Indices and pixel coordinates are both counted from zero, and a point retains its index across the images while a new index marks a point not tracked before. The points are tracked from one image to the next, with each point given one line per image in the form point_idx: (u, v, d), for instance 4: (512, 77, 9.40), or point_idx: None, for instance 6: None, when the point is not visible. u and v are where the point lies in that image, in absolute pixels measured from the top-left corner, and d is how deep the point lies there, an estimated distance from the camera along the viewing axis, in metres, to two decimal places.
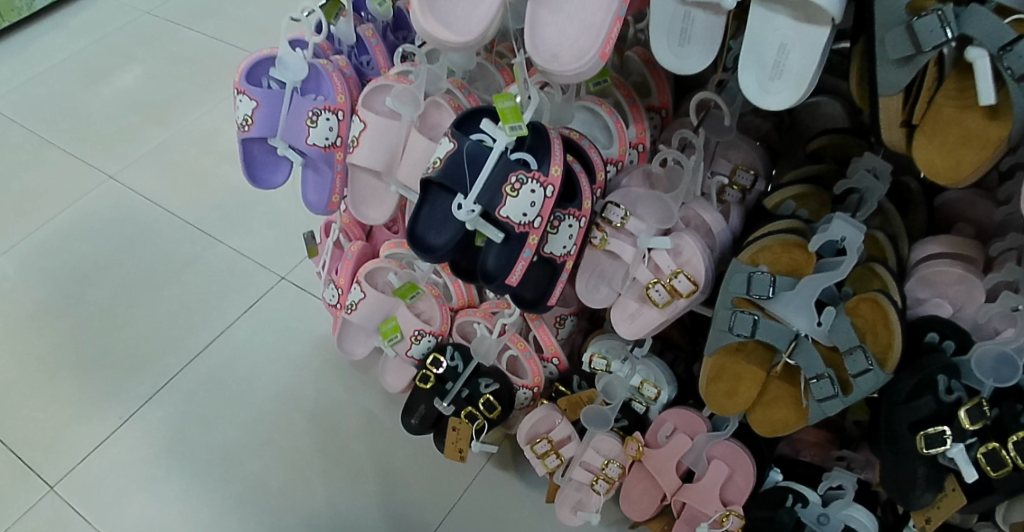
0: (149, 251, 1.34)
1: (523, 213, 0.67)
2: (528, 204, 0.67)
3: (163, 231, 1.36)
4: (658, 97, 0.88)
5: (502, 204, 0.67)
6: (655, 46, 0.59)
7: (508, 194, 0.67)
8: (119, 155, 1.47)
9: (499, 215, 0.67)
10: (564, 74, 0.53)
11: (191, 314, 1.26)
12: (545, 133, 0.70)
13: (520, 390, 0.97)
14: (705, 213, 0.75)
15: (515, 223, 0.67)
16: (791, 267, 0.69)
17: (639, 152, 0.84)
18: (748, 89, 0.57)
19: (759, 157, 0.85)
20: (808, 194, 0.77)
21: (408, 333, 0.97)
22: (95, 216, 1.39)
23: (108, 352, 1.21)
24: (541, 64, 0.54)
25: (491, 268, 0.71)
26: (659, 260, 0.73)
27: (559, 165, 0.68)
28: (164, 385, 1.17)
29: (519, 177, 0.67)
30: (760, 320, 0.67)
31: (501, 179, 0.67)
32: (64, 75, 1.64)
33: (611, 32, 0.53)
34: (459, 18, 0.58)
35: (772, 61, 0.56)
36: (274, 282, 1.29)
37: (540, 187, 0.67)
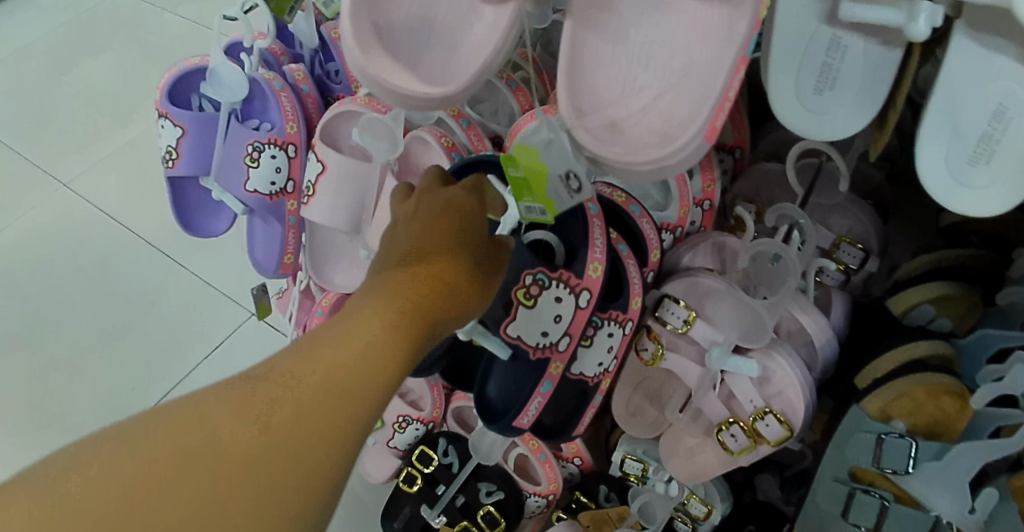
0: (103, 277, 1.13)
1: (542, 332, 0.46)
2: (551, 318, 0.46)
3: (120, 252, 1.14)
4: (731, 133, 0.62)
5: (509, 318, 0.45)
6: (779, 93, 0.36)
7: (521, 303, 0.45)
8: (74, 155, 1.25)
9: (505, 334, 0.46)
10: (637, 164, 0.33)
11: (148, 359, 1.04)
12: (579, 208, 0.47)
13: (531, 497, 0.76)
14: (805, 318, 0.52)
15: (531, 347, 0.46)
16: (933, 421, 0.45)
17: (704, 210, 0.59)
18: (931, 182, 0.34)
19: (875, 223, 0.60)
20: (950, 297, 0.51)
21: (391, 420, 0.79)
22: (46, 232, 1.18)
23: (46, 405, 1.02)
24: (592, 144, 0.34)
25: (495, 398, 0.50)
26: (735, 388, 0.51)
27: (600, 261, 0.46)
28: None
29: (536, 277, 0.45)
30: (889, 504, 0.44)
31: (510, 281, 0.45)
32: (19, 60, 1.42)
33: (729, 87, 0.33)
34: (436, 56, 0.37)
35: (981, 135, 0.33)
36: (241, 320, 1.07)
37: (569, 293, 0.46)
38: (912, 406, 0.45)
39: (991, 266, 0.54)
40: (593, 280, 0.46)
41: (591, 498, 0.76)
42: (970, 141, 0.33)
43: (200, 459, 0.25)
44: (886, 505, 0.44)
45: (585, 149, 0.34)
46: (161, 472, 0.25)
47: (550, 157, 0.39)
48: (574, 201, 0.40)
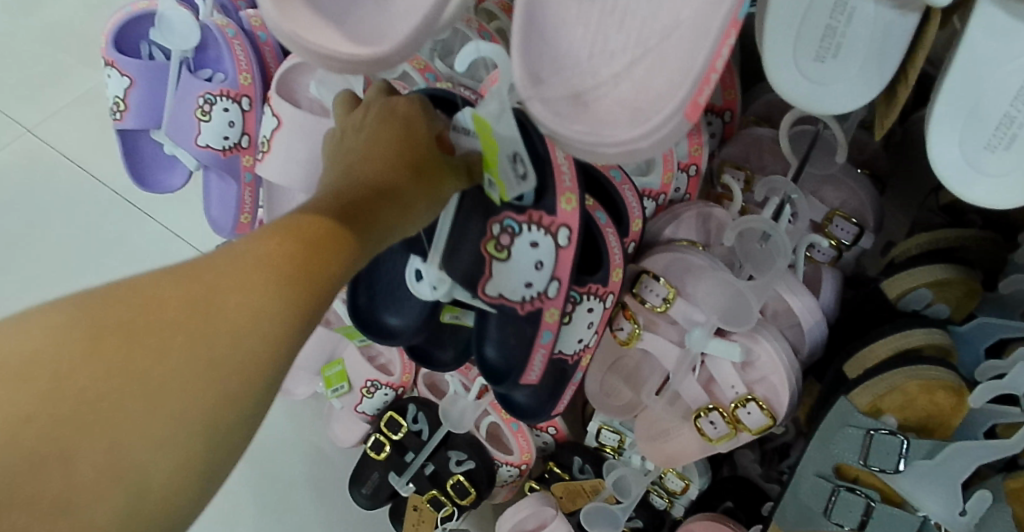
0: (55, 225, 1.02)
1: (524, 283, 0.42)
2: (532, 266, 0.42)
3: (74, 200, 1.03)
4: (721, 94, 0.58)
5: (485, 279, 0.43)
6: (776, 57, 0.31)
7: (492, 255, 0.42)
8: (22, 94, 1.09)
9: (485, 295, 0.43)
10: (596, 149, 0.29)
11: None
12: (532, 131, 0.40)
13: (503, 467, 0.74)
14: (793, 298, 0.48)
15: (516, 302, 0.43)
16: (926, 416, 0.43)
17: (690, 176, 0.55)
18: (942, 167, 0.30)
19: (869, 198, 0.56)
20: (953, 281, 0.47)
21: (358, 384, 0.75)
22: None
23: None
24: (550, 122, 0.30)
25: (495, 360, 0.47)
26: (717, 372, 0.48)
27: (571, 192, 0.41)
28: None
29: (505, 226, 0.41)
30: (875, 505, 0.42)
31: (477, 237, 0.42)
32: None
33: (715, 59, 0.28)
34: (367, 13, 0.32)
35: (1002, 116, 0.29)
36: None
37: (545, 234, 0.41)
38: (906, 400, 0.42)
39: (991, 245, 0.51)
40: (569, 212, 0.41)
41: (564, 469, 0.74)
42: (990, 120, 0.29)
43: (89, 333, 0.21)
44: (871, 505, 0.42)
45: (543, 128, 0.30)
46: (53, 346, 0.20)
47: (502, 134, 0.37)
48: (519, 184, 0.39)
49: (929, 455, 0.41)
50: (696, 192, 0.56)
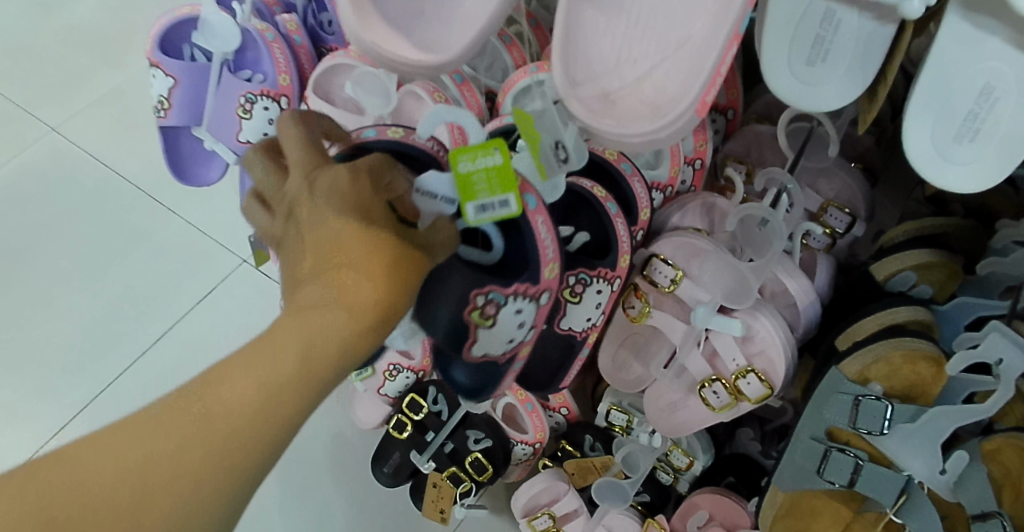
0: (83, 220, 1.07)
1: (508, 339, 0.43)
2: (515, 327, 0.43)
3: (101, 195, 1.08)
4: (724, 93, 0.63)
5: (468, 343, 0.43)
6: (771, 63, 0.36)
7: (477, 324, 0.41)
8: (47, 93, 1.14)
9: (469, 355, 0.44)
10: (619, 139, 0.34)
11: (141, 304, 1.02)
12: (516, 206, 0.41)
13: (518, 445, 0.79)
14: (789, 280, 0.53)
15: (499, 355, 0.44)
16: (910, 384, 0.47)
17: (695, 169, 0.60)
18: (914, 152, 0.34)
19: (860, 191, 0.61)
20: (933, 264, 0.53)
21: (381, 368, 0.78)
22: (19, 173, 1.09)
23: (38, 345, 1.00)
24: (583, 116, 0.34)
25: (463, 381, 0.47)
26: (720, 347, 0.53)
27: (553, 260, 0.42)
28: (102, 392, 0.97)
29: (488, 296, 0.41)
30: (864, 464, 0.47)
31: (454, 299, 0.41)
32: None
33: (722, 63, 0.33)
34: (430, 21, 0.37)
35: (967, 110, 0.34)
36: (232, 267, 1.03)
37: (528, 301, 0.42)
38: (891, 369, 0.47)
39: (972, 233, 0.55)
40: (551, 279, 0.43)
41: (576, 447, 0.79)
42: (958, 115, 0.34)
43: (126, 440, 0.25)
44: (860, 464, 0.47)
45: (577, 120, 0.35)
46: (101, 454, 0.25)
47: (544, 126, 0.43)
48: (558, 170, 0.44)
49: (911, 419, 0.46)
50: (701, 184, 0.60)
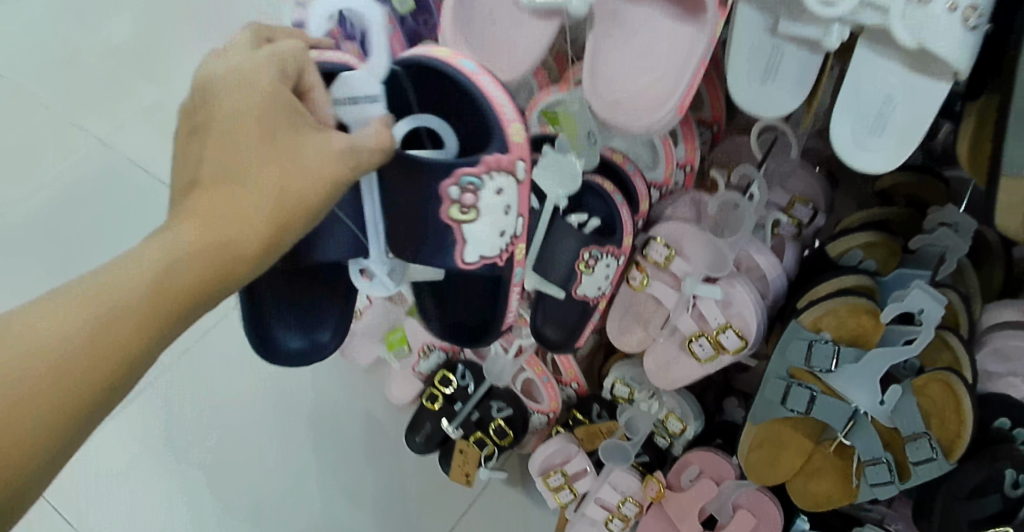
0: (128, 222, 1.15)
1: (498, 234, 0.51)
2: (499, 208, 0.50)
3: (144, 201, 1.16)
4: (711, 109, 0.74)
5: (462, 247, 0.51)
6: (738, 81, 0.53)
7: (460, 221, 0.50)
8: (91, 104, 1.21)
9: (467, 263, 0.52)
10: (630, 126, 0.47)
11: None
12: (458, 75, 0.48)
13: (535, 414, 0.91)
14: (760, 256, 0.67)
15: (497, 254, 0.53)
16: (856, 333, 0.59)
17: (686, 172, 0.71)
18: (838, 141, 0.52)
19: (822, 188, 0.74)
20: (878, 242, 0.67)
21: (416, 346, 0.92)
22: (71, 178, 1.19)
23: None
24: (603, 113, 0.48)
25: (471, 321, 0.61)
26: (705, 309, 0.66)
27: (517, 120, 0.49)
28: (150, 381, 1.03)
29: (460, 187, 0.49)
30: (817, 395, 0.58)
31: (435, 199, 0.49)
32: None
33: (693, 81, 0.46)
34: (497, 48, 0.51)
35: (873, 112, 0.51)
36: None
37: (501, 174, 0.49)
38: (839, 320, 0.60)
39: (910, 219, 0.69)
40: (518, 144, 0.49)
41: (585, 415, 0.91)
42: (869, 113, 0.51)
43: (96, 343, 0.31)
44: (814, 395, 0.58)
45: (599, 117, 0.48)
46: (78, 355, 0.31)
47: (581, 122, 0.62)
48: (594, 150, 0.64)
49: (856, 358, 0.57)
50: (691, 185, 0.72)
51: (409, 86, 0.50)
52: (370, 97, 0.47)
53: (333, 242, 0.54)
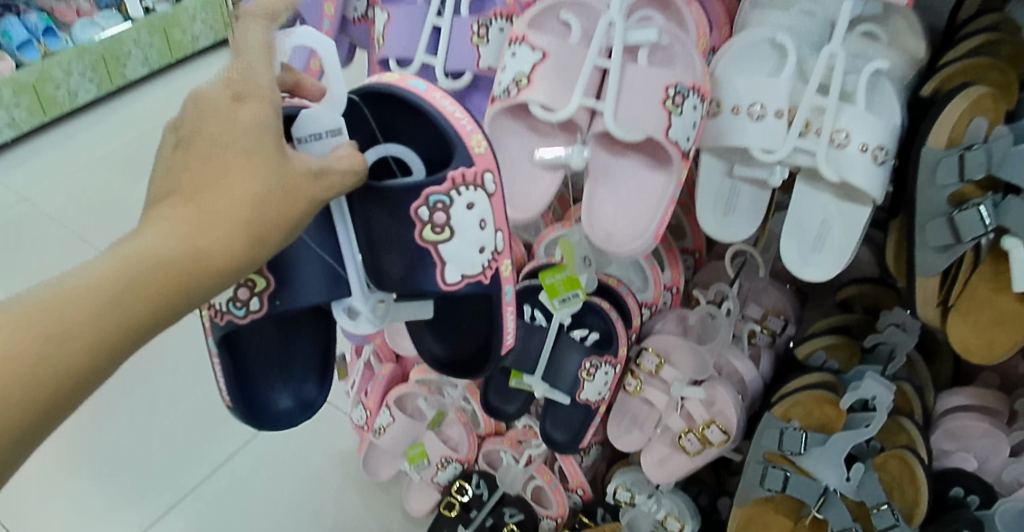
0: (159, 348, 1.27)
1: (478, 249, 0.48)
2: (474, 222, 0.47)
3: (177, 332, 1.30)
4: (692, 239, 0.87)
5: (442, 266, 0.47)
6: (703, 213, 0.66)
7: (435, 242, 0.47)
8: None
9: (448, 284, 0.48)
10: (618, 252, 0.60)
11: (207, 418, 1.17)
12: (410, 95, 0.46)
13: (544, 520, 0.96)
14: (737, 361, 0.78)
15: (480, 272, 0.48)
16: (822, 422, 0.71)
17: (672, 293, 0.82)
18: (788, 258, 0.65)
19: (789, 303, 0.86)
20: (839, 344, 0.80)
21: (435, 459, 0.92)
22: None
23: (127, 456, 1.13)
24: (599, 244, 0.61)
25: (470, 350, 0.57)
26: (692, 409, 0.75)
27: (478, 135, 0.47)
28: (178, 501, 1.07)
29: (433, 199, 0.46)
30: (790, 475, 0.67)
31: (406, 218, 0.47)
32: (94, 171, 1.62)
33: (665, 217, 0.60)
34: (518, 192, 0.63)
35: (814, 234, 0.65)
36: None
37: (473, 189, 0.47)
38: (806, 410, 0.71)
39: (865, 324, 0.81)
40: (483, 155, 0.47)
41: (591, 518, 0.92)
42: (809, 233, 0.65)
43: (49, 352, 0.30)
44: (787, 476, 0.67)
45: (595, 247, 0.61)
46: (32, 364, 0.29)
47: (580, 250, 0.72)
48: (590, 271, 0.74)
49: (822, 442, 0.67)
50: (678, 304, 0.82)
51: (368, 111, 0.49)
52: (332, 130, 0.41)
53: (306, 281, 0.46)
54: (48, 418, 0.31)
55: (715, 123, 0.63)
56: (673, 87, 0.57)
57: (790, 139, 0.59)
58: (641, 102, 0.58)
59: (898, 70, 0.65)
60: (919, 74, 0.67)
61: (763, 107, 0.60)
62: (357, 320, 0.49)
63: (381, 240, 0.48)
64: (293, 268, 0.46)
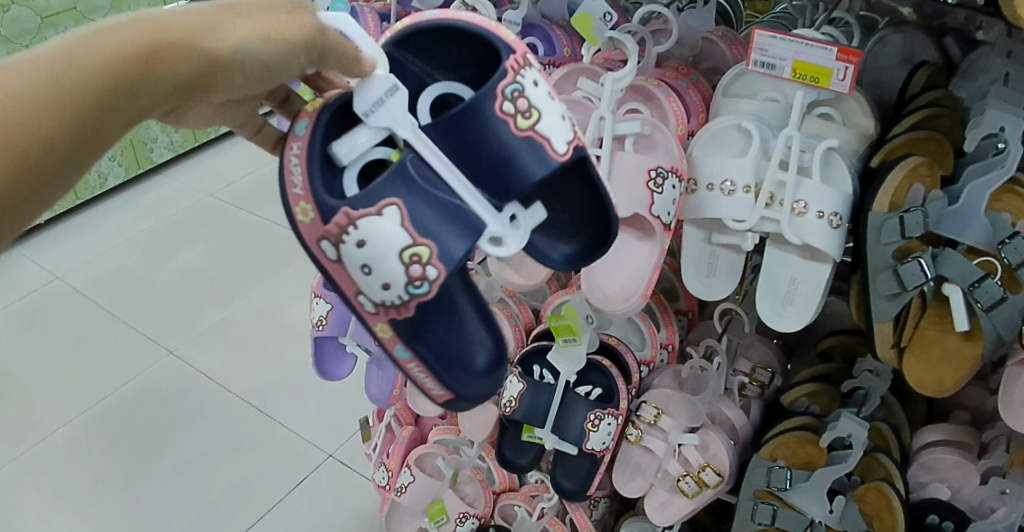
0: (194, 420, 1.42)
1: (561, 116, 0.49)
2: (546, 96, 0.49)
3: (213, 405, 1.44)
4: (684, 301, 0.95)
5: (550, 142, 0.48)
6: (687, 276, 0.76)
7: (531, 126, 0.47)
8: (177, 328, 1.62)
9: (562, 157, 0.48)
10: (614, 311, 0.71)
11: (241, 484, 1.30)
12: (432, 21, 0.50)
13: None
14: (729, 410, 0.86)
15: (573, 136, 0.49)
16: (805, 460, 0.80)
17: (669, 351, 0.90)
18: (764, 312, 0.75)
19: (774, 356, 0.94)
20: (820, 391, 0.87)
21: (454, 515, 0.97)
22: (150, 387, 1.48)
23: (163, 521, 1.24)
24: (597, 305, 0.71)
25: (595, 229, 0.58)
26: (688, 454, 0.82)
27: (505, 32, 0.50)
28: None
29: (506, 95, 0.47)
30: (778, 509, 0.76)
31: (496, 123, 0.47)
32: (132, 261, 1.83)
33: (651, 279, 0.69)
34: (529, 263, 0.72)
35: (785, 291, 0.74)
36: (322, 459, 1.34)
37: (525, 71, 0.48)
38: (790, 449, 0.80)
39: (845, 373, 0.88)
40: (518, 42, 0.50)
41: None
42: (781, 288, 0.74)
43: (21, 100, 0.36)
44: (776, 510, 0.77)
45: (595, 307, 0.72)
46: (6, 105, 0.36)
47: (579, 309, 0.79)
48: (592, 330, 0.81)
49: (806, 478, 0.77)
50: (675, 362, 0.90)
51: (410, 59, 0.54)
52: (391, 89, 0.46)
53: (457, 216, 0.47)
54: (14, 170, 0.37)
55: (694, 198, 0.73)
56: (654, 170, 0.67)
57: (757, 210, 0.68)
58: (627, 185, 0.69)
59: (850, 146, 0.74)
60: (871, 146, 0.75)
61: (733, 183, 0.69)
62: (503, 243, 0.49)
63: (486, 159, 0.47)
64: (431, 222, 0.46)
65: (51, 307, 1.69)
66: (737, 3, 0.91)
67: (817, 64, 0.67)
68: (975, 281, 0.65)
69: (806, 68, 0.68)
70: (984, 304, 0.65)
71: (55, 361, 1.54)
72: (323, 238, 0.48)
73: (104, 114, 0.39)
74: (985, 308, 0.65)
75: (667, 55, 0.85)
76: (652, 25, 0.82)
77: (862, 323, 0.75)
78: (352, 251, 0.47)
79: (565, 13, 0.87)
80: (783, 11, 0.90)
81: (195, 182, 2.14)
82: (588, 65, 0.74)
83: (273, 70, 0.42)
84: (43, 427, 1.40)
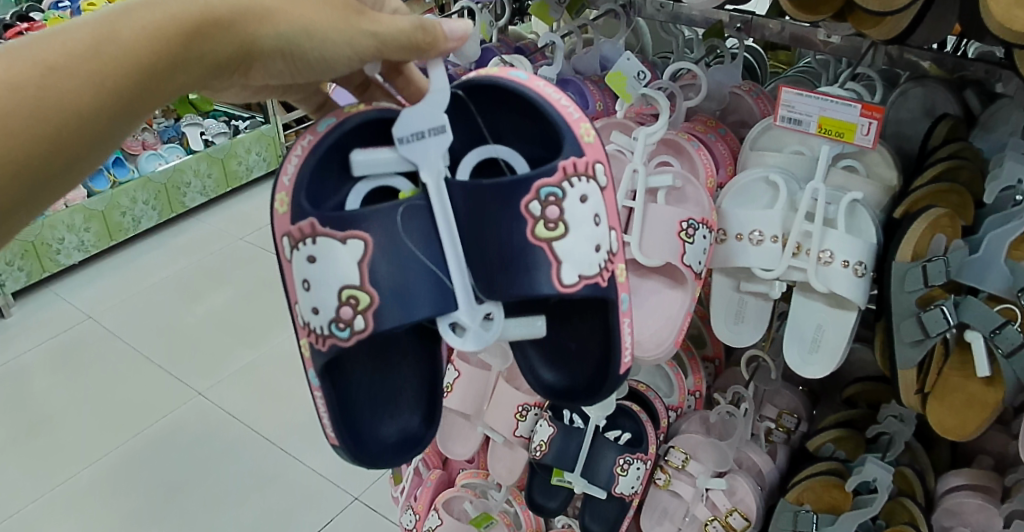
0: (219, 458, 1.43)
1: (595, 248, 0.48)
2: (592, 216, 0.48)
3: (240, 447, 1.45)
4: (712, 347, 0.97)
5: (559, 267, 0.46)
6: (716, 323, 0.78)
7: (549, 239, 0.47)
8: (205, 368, 1.63)
9: (563, 286, 0.47)
10: (645, 357, 0.71)
11: (267, 525, 1.30)
12: (517, 84, 0.49)
13: None
14: (755, 455, 0.87)
15: (597, 273, 0.48)
16: (831, 504, 0.81)
17: (696, 397, 0.91)
18: (791, 359, 0.76)
19: (800, 402, 0.94)
20: (844, 437, 0.88)
21: None
22: (177, 428, 1.48)
23: None
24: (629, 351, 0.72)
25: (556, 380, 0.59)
26: (716, 498, 0.82)
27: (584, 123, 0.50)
28: None
29: (547, 194, 0.47)
30: None
31: (518, 217, 0.47)
32: (158, 301, 1.86)
33: (682, 326, 0.71)
34: None
35: (810, 338, 0.76)
36: (346, 502, 1.34)
37: (585, 178, 0.48)
38: (816, 494, 0.82)
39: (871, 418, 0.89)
40: (592, 145, 0.50)
41: None
42: (808, 336, 0.76)
43: (88, 61, 0.40)
44: None
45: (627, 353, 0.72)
46: (74, 59, 0.40)
47: None
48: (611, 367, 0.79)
49: (831, 521, 0.78)
50: (702, 408, 0.92)
51: (474, 110, 0.52)
52: (435, 127, 0.46)
53: (421, 292, 0.46)
54: (87, 121, 0.41)
55: (722, 247, 0.75)
56: (685, 222, 0.70)
57: (784, 259, 0.70)
58: (659, 236, 0.71)
59: (872, 198, 0.76)
60: (894, 198, 0.77)
61: (761, 233, 0.71)
62: (464, 337, 0.47)
63: (498, 253, 0.47)
64: (387, 276, 0.46)
65: (80, 346, 1.70)
66: (764, 57, 0.95)
67: (842, 119, 0.69)
68: (995, 327, 0.66)
69: (831, 123, 0.70)
70: (1004, 348, 0.67)
71: (84, 400, 1.55)
72: (286, 236, 0.47)
73: (152, 82, 0.43)
74: (1005, 352, 0.67)
75: (696, 109, 0.88)
76: (681, 81, 0.86)
77: (885, 368, 0.77)
78: (303, 263, 0.46)
79: (598, 68, 0.91)
80: (807, 66, 0.93)
81: (224, 225, 2.19)
82: (621, 119, 0.77)
83: (325, 63, 0.45)
84: (71, 466, 1.40)
